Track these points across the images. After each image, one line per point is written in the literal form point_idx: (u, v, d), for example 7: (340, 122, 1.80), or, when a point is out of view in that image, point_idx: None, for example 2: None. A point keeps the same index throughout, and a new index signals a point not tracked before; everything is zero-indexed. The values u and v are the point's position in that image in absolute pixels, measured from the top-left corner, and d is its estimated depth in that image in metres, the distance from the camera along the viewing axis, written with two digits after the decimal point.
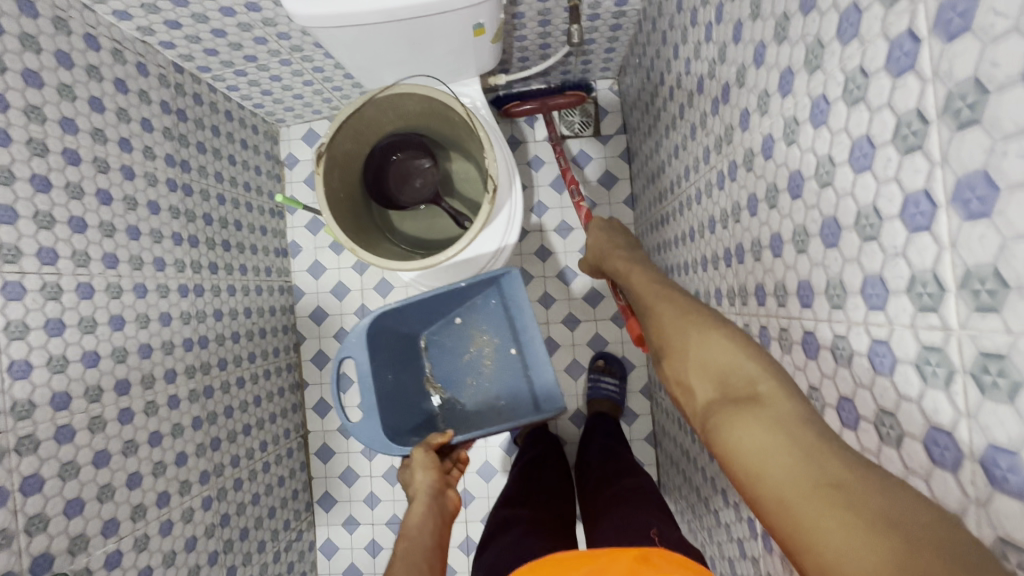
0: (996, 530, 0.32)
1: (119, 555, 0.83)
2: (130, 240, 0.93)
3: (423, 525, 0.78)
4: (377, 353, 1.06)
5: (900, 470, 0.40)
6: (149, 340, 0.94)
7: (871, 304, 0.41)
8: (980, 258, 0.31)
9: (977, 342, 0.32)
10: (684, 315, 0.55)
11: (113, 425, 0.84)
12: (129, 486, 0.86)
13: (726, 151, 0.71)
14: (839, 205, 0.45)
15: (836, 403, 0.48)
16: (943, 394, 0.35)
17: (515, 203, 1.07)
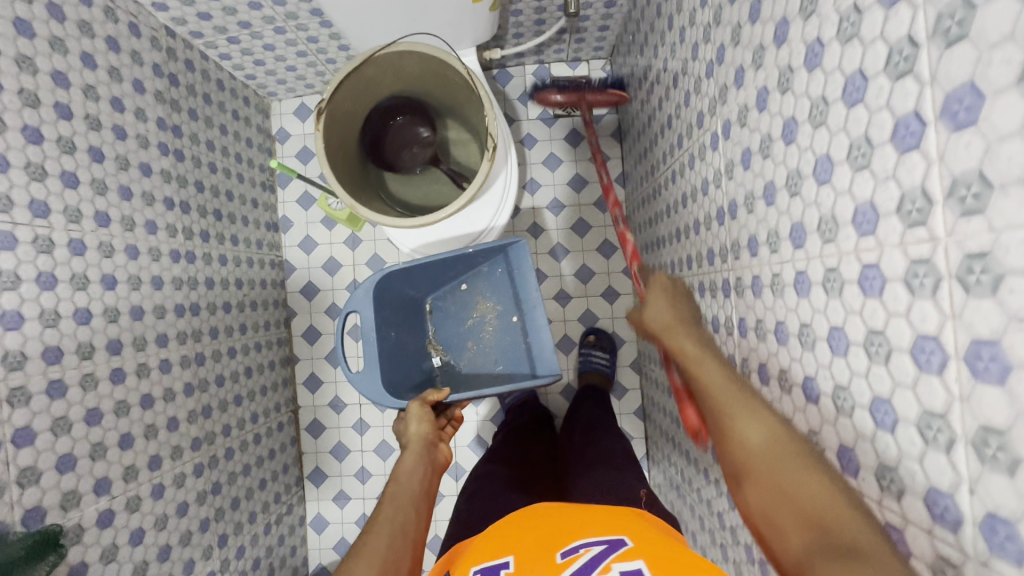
0: (978, 420, 0.34)
1: (112, 514, 0.82)
2: (121, 200, 0.91)
3: (413, 472, 0.79)
4: (382, 309, 1.08)
5: (887, 386, 0.42)
6: (140, 302, 0.93)
7: (862, 232, 0.44)
8: (967, 164, 0.33)
9: (962, 247, 0.34)
10: (760, 429, 0.55)
11: (104, 384, 0.83)
12: (121, 446, 0.85)
13: (720, 112, 0.73)
14: (832, 142, 0.47)
15: (827, 334, 0.50)
16: (931, 301, 0.37)
17: (511, 171, 1.09)
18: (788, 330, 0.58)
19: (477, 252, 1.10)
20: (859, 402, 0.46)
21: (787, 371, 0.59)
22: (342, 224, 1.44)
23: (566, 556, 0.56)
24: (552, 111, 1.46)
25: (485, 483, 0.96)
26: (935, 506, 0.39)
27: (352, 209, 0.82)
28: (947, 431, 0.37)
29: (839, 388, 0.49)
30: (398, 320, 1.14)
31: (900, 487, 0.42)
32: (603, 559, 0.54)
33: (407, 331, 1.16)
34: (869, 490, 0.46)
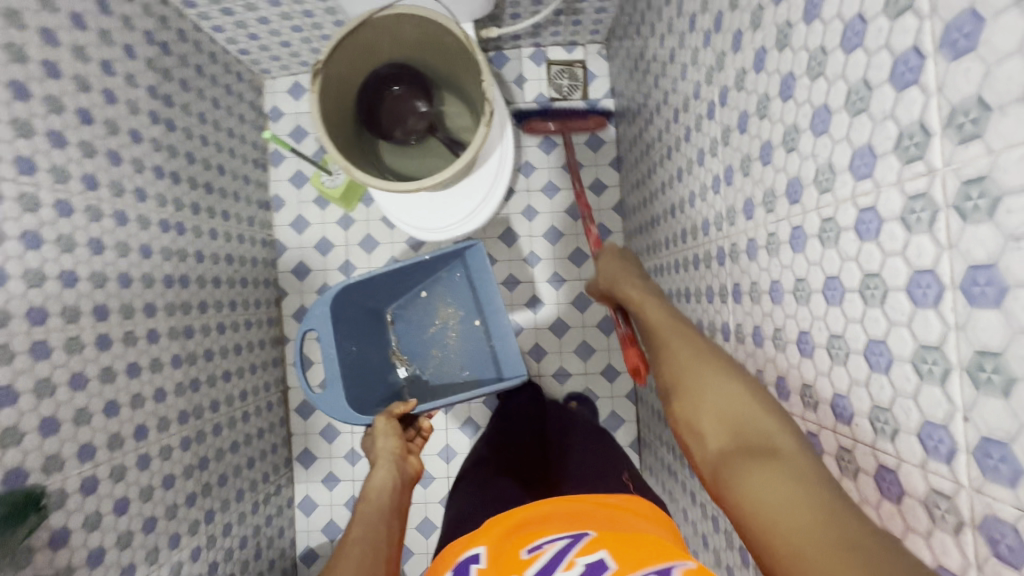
0: (975, 346, 0.35)
1: (95, 482, 0.80)
2: (110, 164, 0.90)
3: (387, 485, 0.79)
4: (342, 324, 1.07)
5: (883, 328, 0.43)
6: (127, 270, 0.91)
7: (860, 176, 0.44)
8: (966, 92, 0.34)
9: (959, 174, 0.35)
10: (697, 352, 0.62)
11: (90, 349, 0.82)
12: (106, 414, 0.83)
13: (716, 80, 0.73)
14: (830, 91, 0.47)
15: (822, 285, 0.50)
16: (927, 236, 0.38)
17: (507, 147, 1.09)
18: (783, 288, 0.58)
19: (435, 259, 1.12)
20: (854, 348, 0.47)
21: (781, 330, 0.59)
22: (334, 204, 1.43)
23: (532, 553, 0.57)
24: (548, 95, 1.47)
25: (470, 481, 0.95)
26: (931, 441, 0.40)
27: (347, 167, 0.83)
28: (943, 362, 0.38)
29: (834, 338, 0.49)
30: (359, 333, 1.13)
31: (894, 427, 0.43)
32: (567, 553, 0.55)
33: (369, 343, 1.16)
34: (862, 435, 0.47)
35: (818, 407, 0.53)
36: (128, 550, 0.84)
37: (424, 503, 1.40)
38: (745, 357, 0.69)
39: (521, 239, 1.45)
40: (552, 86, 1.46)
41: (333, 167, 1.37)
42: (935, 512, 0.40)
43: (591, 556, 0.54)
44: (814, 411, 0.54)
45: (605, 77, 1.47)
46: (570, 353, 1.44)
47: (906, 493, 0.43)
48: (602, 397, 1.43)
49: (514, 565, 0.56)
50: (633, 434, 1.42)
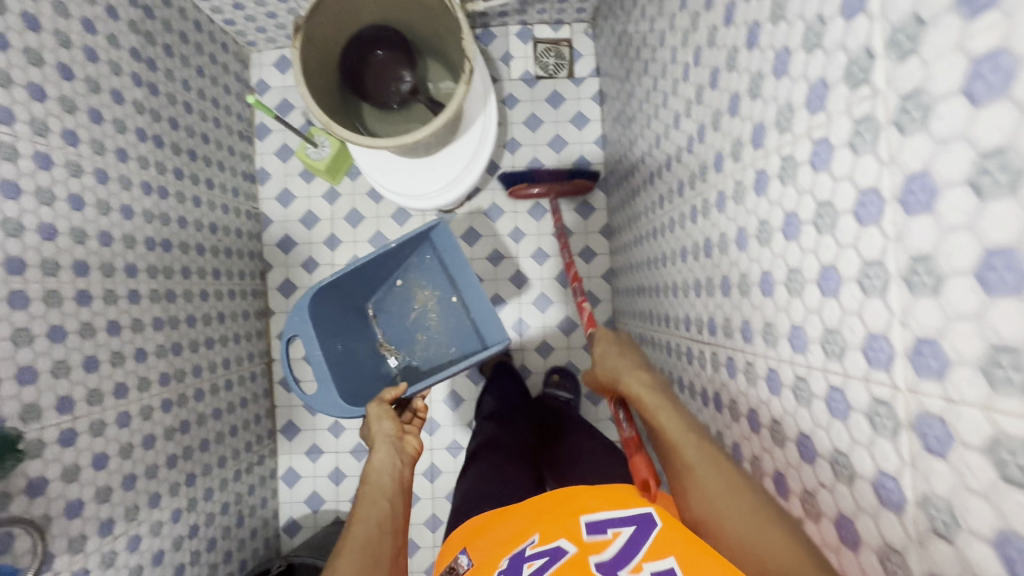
0: (920, 407, 0.35)
1: (74, 435, 0.80)
2: (91, 122, 0.89)
3: (386, 471, 0.80)
4: (324, 324, 1.08)
5: (839, 379, 0.44)
6: (108, 229, 0.91)
7: (823, 231, 0.45)
8: (911, 166, 0.35)
9: (909, 250, 0.35)
10: (736, 501, 0.52)
11: (70, 304, 0.82)
12: (85, 368, 0.84)
13: (697, 113, 0.73)
14: (798, 146, 0.48)
15: (788, 331, 0.51)
16: (879, 301, 0.38)
17: (490, 115, 1.08)
18: (753, 328, 0.59)
19: (403, 245, 1.14)
20: (815, 392, 0.48)
21: (752, 364, 0.60)
22: (321, 177, 1.41)
23: (594, 538, 0.60)
24: (533, 73, 1.46)
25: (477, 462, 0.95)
26: (883, 489, 0.39)
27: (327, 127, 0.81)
28: (892, 418, 0.38)
29: (798, 378, 0.50)
30: (342, 330, 1.14)
31: (851, 472, 0.43)
32: (633, 556, 0.56)
33: (355, 340, 1.17)
34: (821, 476, 0.47)
35: (785, 443, 0.54)
36: (110, 502, 0.86)
37: None
38: (718, 384, 0.71)
39: (505, 214, 1.45)
40: (538, 64, 1.45)
41: (319, 138, 1.35)
42: (886, 564, 0.40)
43: (657, 561, 0.53)
44: (780, 447, 0.55)
45: (591, 55, 1.46)
46: (553, 328, 1.44)
47: (860, 541, 0.43)
48: (584, 372, 1.43)
49: (575, 541, 0.60)
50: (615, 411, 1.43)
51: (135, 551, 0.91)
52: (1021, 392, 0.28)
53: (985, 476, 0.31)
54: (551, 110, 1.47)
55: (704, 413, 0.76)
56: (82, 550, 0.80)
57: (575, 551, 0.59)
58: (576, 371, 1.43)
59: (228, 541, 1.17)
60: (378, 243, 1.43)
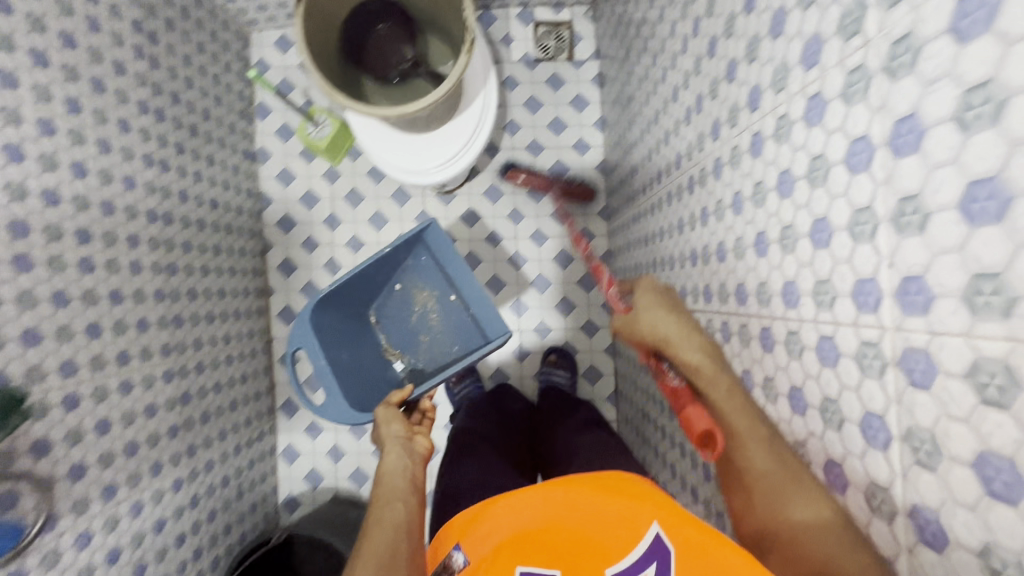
0: (906, 344, 0.36)
1: (77, 399, 0.81)
2: (94, 92, 0.89)
3: (398, 473, 0.79)
4: (327, 334, 1.10)
5: (829, 327, 0.45)
6: (111, 198, 0.92)
7: (815, 185, 0.46)
8: (899, 111, 0.36)
9: (896, 192, 0.37)
10: (794, 488, 0.48)
11: (72, 270, 0.83)
12: (88, 334, 0.85)
13: (695, 84, 0.74)
14: (792, 103, 0.49)
15: (782, 288, 0.53)
16: (869, 246, 0.39)
17: (490, 92, 1.08)
18: (747, 290, 0.61)
19: (397, 249, 1.15)
20: (808, 344, 0.49)
21: (746, 326, 0.61)
22: (321, 157, 1.42)
23: None
24: (533, 54, 1.46)
25: (473, 457, 0.95)
26: (869, 429, 0.41)
27: (331, 95, 0.82)
28: (880, 358, 0.39)
29: (790, 333, 0.51)
30: (345, 339, 1.15)
31: (840, 418, 0.44)
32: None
33: (359, 348, 1.18)
34: (813, 427, 0.48)
35: (777, 400, 0.55)
36: (112, 468, 0.87)
37: None
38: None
39: (505, 196, 1.46)
40: (538, 46, 1.45)
41: (320, 117, 1.35)
42: (870, 501, 0.41)
43: None
44: (774, 404, 0.56)
45: (591, 38, 1.47)
46: (551, 309, 1.45)
47: (850, 485, 0.44)
48: (581, 351, 1.45)
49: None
50: (611, 388, 1.45)
51: (138, 516, 0.92)
52: (1002, 316, 0.30)
53: (967, 400, 0.32)
54: (551, 92, 1.47)
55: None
56: (86, 513, 0.81)
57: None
58: (573, 351, 1.45)
59: (229, 514, 1.19)
60: (378, 223, 1.44)
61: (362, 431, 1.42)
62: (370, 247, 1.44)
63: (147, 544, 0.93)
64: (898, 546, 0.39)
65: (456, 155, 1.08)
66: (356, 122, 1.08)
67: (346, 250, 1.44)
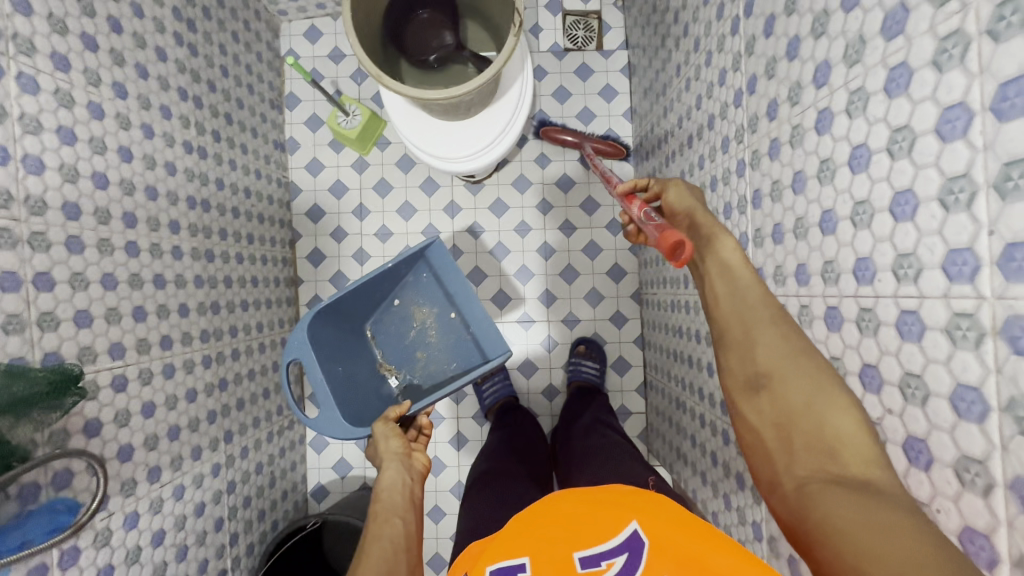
0: (1009, 311, 0.36)
1: (125, 381, 0.82)
2: (138, 78, 0.90)
3: (397, 491, 0.78)
4: (322, 346, 1.08)
5: (913, 303, 0.44)
6: (154, 183, 0.92)
7: (897, 156, 0.45)
8: (1007, 73, 0.35)
9: (1000, 157, 0.36)
10: (798, 359, 0.54)
11: (120, 253, 0.84)
12: (134, 317, 0.85)
13: (746, 66, 0.74)
14: (868, 76, 0.48)
15: (853, 266, 0.52)
16: (965, 215, 0.39)
17: (526, 80, 1.08)
18: (809, 270, 0.60)
19: (398, 265, 1.15)
20: (884, 320, 0.48)
21: (808, 307, 0.60)
22: (349, 147, 1.43)
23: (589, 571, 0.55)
24: (563, 45, 1.46)
25: (493, 485, 0.95)
26: (961, 403, 0.40)
27: (377, 77, 0.84)
28: (977, 328, 0.38)
29: (863, 311, 0.51)
30: (341, 353, 1.14)
31: (924, 393, 0.44)
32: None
33: (354, 364, 1.17)
34: (891, 404, 0.47)
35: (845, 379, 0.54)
36: (157, 450, 0.88)
37: (433, 442, 1.44)
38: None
39: (533, 186, 1.45)
40: (567, 36, 1.46)
41: (350, 106, 1.36)
42: (962, 475, 0.40)
43: None
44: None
45: (620, 28, 1.46)
46: (580, 300, 1.45)
47: (935, 461, 0.43)
48: (610, 342, 1.44)
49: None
50: (640, 379, 1.44)
51: (180, 500, 0.92)
52: None
53: None
54: (580, 82, 1.46)
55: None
56: (133, 494, 0.82)
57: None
58: (602, 342, 1.44)
59: (262, 501, 1.19)
60: (406, 212, 1.45)
61: None
62: (398, 237, 1.45)
63: (188, 527, 0.94)
64: (995, 519, 0.38)
65: (493, 141, 1.08)
66: (392, 108, 1.08)
67: (375, 240, 1.45)
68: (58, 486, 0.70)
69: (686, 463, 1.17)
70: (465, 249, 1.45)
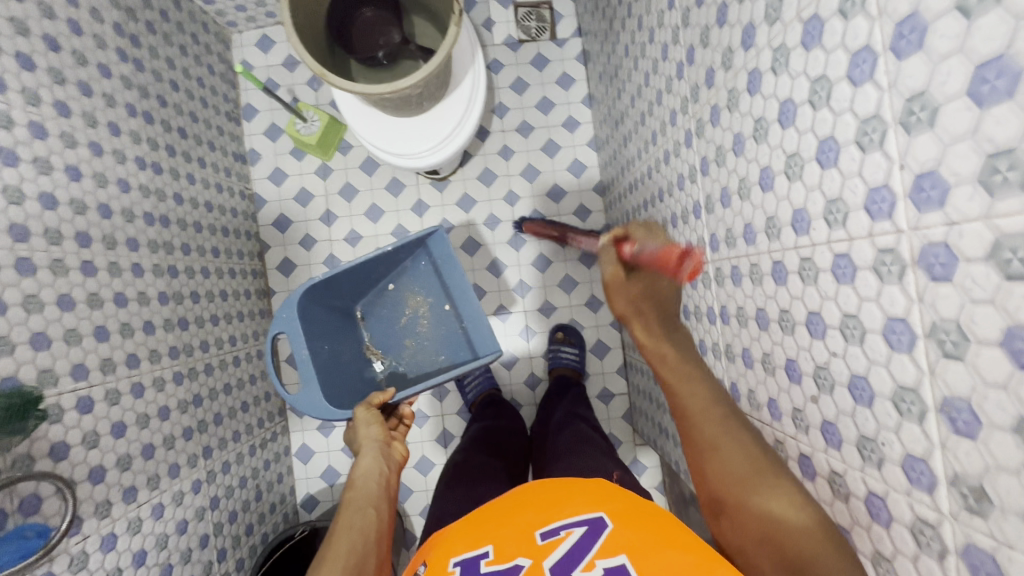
0: (923, 240, 0.37)
1: (91, 402, 0.81)
2: (81, 95, 0.89)
3: (371, 479, 0.80)
4: (311, 323, 1.08)
5: (844, 246, 0.45)
6: (107, 201, 0.91)
7: (818, 106, 0.47)
8: (900, 12, 0.37)
9: (904, 92, 0.37)
10: (754, 467, 0.57)
11: (75, 273, 0.82)
12: (96, 337, 0.84)
13: (683, 38, 0.75)
14: (787, 32, 0.50)
15: (791, 218, 0.53)
16: (879, 153, 0.40)
17: (478, 70, 1.09)
18: (755, 229, 0.61)
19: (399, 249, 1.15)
20: (822, 268, 0.49)
21: (758, 265, 0.62)
22: (311, 153, 1.43)
23: (549, 541, 0.60)
24: (517, 36, 1.47)
25: (467, 482, 0.96)
26: (893, 335, 0.41)
27: (322, 76, 0.83)
28: (899, 261, 0.40)
29: (804, 261, 0.52)
30: (329, 332, 1.13)
31: (861, 330, 0.45)
32: (587, 552, 0.58)
33: (341, 342, 1.17)
34: (835, 347, 0.49)
35: (795, 330, 0.55)
36: (131, 470, 0.86)
37: (420, 442, 1.43)
38: (724, 298, 0.72)
39: (499, 179, 1.46)
40: (520, 28, 1.47)
41: (306, 112, 1.38)
42: (899, 406, 0.42)
43: (610, 556, 0.56)
44: (792, 334, 0.56)
45: (572, 16, 1.47)
46: (554, 288, 1.46)
47: (876, 396, 0.44)
48: (587, 327, 1.45)
49: (528, 551, 0.60)
50: (620, 361, 1.45)
51: (160, 519, 0.91)
52: (1021, 190, 0.30)
53: (991, 281, 0.33)
54: (537, 72, 1.48)
55: (711, 331, 0.77)
56: (108, 516, 0.81)
57: (529, 563, 0.58)
58: (580, 328, 1.45)
59: (249, 515, 1.18)
60: (374, 215, 1.45)
61: None
62: (368, 240, 1.45)
63: (171, 547, 0.93)
64: (931, 443, 0.40)
65: (449, 133, 1.08)
66: (345, 105, 1.07)
67: (345, 245, 1.45)
68: (25, 513, 0.69)
69: (669, 437, 1.19)
70: None
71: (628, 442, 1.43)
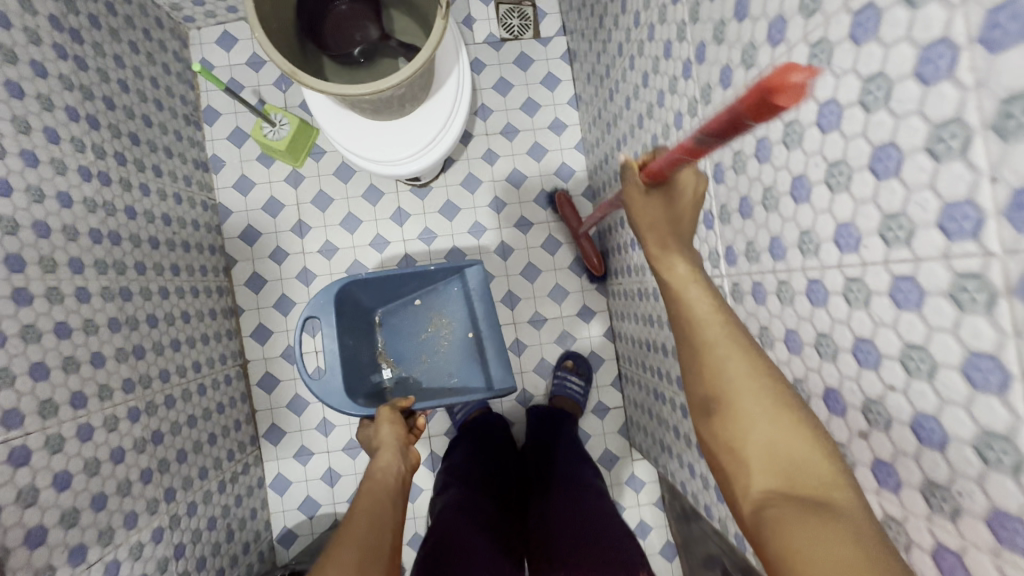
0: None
1: (27, 450, 0.71)
2: (12, 97, 0.77)
3: (389, 471, 0.84)
4: (343, 317, 1.13)
5: (908, 270, 0.40)
6: (43, 218, 0.80)
7: (871, 108, 0.41)
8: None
9: (997, 91, 0.32)
10: (752, 376, 0.55)
11: (5, 305, 0.72)
12: (33, 377, 0.74)
13: (691, 34, 0.69)
14: (829, 24, 0.44)
15: (833, 234, 0.48)
16: (960, 162, 0.35)
17: (462, 71, 1.01)
18: (785, 244, 0.56)
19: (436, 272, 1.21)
20: (876, 290, 0.44)
21: (787, 284, 0.56)
22: (280, 159, 1.34)
23: None
24: (498, 35, 1.40)
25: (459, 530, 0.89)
26: (976, 373, 0.36)
27: (293, 75, 0.74)
28: (986, 289, 0.34)
29: (850, 282, 0.46)
30: (354, 330, 1.18)
31: (931, 365, 0.39)
32: None
33: (361, 341, 1.21)
34: (893, 381, 0.43)
35: (837, 356, 0.50)
36: (78, 527, 0.76)
37: None
38: (743, 317, 0.66)
39: (483, 184, 1.39)
40: (501, 26, 1.39)
41: (276, 115, 1.27)
42: (985, 454, 0.37)
43: None
44: (833, 361, 0.51)
45: (556, 14, 1.41)
46: (544, 298, 1.39)
47: (952, 439, 0.39)
48: (579, 339, 1.39)
49: None
50: (614, 373, 1.39)
51: None
52: None
53: None
54: (520, 72, 1.41)
55: None
56: None
57: None
58: (571, 340, 1.39)
59: (220, 559, 1.08)
60: (350, 225, 1.36)
61: (356, 449, 1.32)
62: (345, 252, 1.35)
63: None
64: None
65: (433, 139, 1.00)
66: (318, 109, 0.99)
67: (319, 257, 1.35)
68: None
69: (671, 455, 1.12)
70: (418, 257, 1.37)
71: (625, 458, 1.37)
